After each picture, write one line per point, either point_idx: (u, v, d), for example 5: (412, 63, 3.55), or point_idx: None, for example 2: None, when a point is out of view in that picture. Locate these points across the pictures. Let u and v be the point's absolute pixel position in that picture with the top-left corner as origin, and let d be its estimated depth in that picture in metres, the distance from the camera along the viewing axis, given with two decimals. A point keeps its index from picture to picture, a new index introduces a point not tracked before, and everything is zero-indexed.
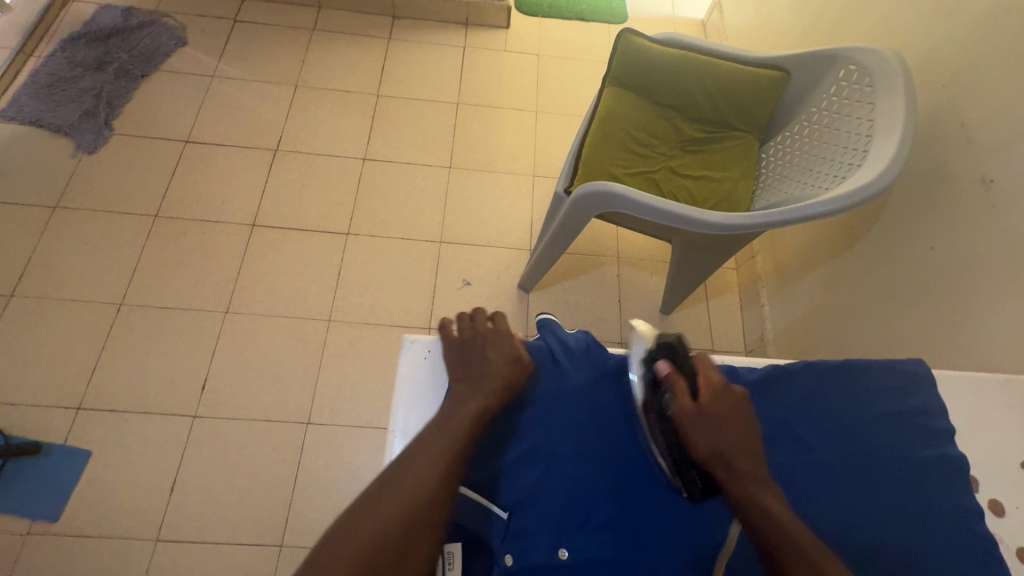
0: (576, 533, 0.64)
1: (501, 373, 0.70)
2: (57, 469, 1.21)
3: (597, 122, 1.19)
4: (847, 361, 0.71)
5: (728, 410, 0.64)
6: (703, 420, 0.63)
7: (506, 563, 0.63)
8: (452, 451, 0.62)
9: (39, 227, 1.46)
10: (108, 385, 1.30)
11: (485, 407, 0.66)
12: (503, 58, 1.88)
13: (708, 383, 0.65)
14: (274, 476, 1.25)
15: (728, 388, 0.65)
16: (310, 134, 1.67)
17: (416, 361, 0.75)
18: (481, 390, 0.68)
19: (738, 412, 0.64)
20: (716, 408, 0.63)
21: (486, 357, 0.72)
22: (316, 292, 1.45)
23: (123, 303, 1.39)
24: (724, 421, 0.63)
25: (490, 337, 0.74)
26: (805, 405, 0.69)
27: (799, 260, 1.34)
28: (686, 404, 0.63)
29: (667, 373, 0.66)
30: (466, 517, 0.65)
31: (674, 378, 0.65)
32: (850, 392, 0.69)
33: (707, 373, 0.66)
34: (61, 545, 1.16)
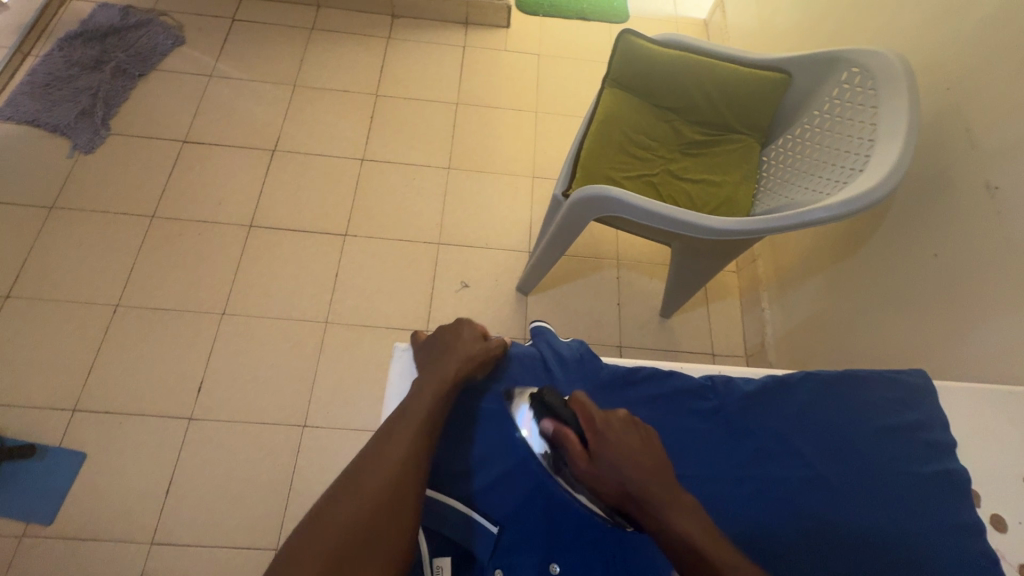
0: (567, 548, 0.64)
1: (465, 354, 0.71)
2: (52, 472, 1.21)
3: (596, 124, 1.17)
4: (845, 372, 0.70)
5: (616, 445, 0.60)
6: (598, 470, 0.60)
7: None
8: (420, 433, 0.62)
9: (35, 227, 1.45)
10: (104, 387, 1.30)
11: (446, 380, 0.67)
12: (503, 57, 1.86)
13: (589, 423, 0.63)
14: (270, 480, 1.25)
15: (611, 420, 0.63)
16: (308, 134, 1.65)
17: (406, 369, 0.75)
18: (441, 371, 0.68)
19: (632, 441, 0.61)
20: (604, 450, 0.60)
21: (450, 346, 0.72)
22: (313, 293, 1.44)
23: (119, 304, 1.39)
24: (617, 460, 0.60)
25: (448, 330, 0.75)
26: (803, 417, 0.68)
27: (801, 265, 1.33)
28: (578, 458, 0.61)
29: (554, 431, 0.64)
30: (455, 530, 0.63)
31: (559, 433, 0.63)
32: (850, 404, 0.68)
33: (586, 413, 0.63)
34: (55, 548, 1.15)
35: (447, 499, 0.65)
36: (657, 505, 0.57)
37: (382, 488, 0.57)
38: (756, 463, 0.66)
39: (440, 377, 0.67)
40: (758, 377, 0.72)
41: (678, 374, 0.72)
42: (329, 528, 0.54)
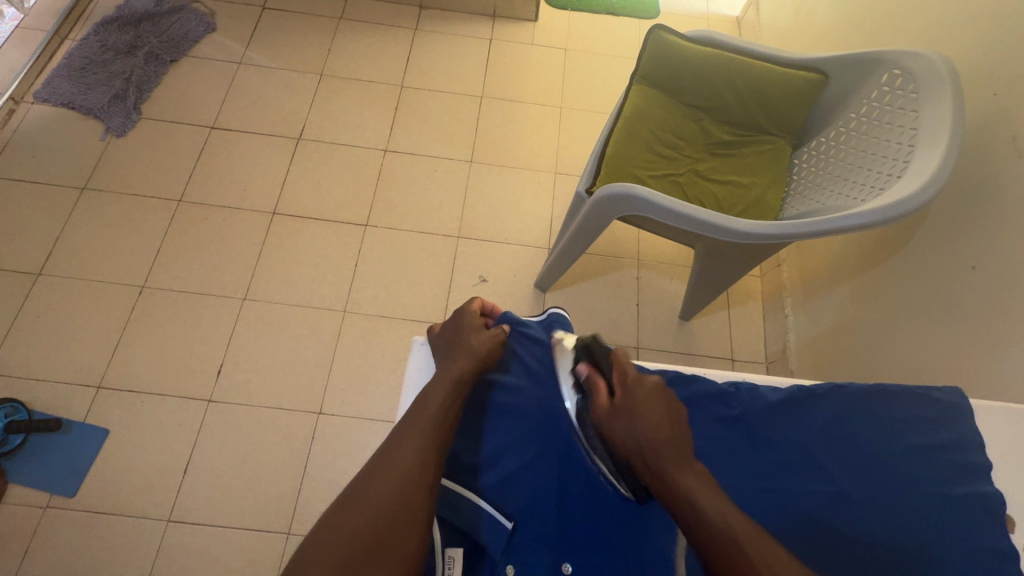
0: (580, 549, 0.63)
1: (474, 347, 0.71)
2: (76, 446, 1.24)
3: (622, 120, 1.15)
4: (876, 385, 0.68)
5: (643, 402, 0.62)
6: (618, 420, 0.61)
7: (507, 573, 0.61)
8: (441, 419, 0.63)
9: (67, 207, 1.49)
10: (128, 366, 1.33)
11: (458, 372, 0.68)
12: (529, 51, 1.84)
13: (621, 380, 0.64)
14: (284, 465, 1.26)
15: (645, 382, 0.64)
16: (333, 124, 1.66)
17: (426, 359, 0.76)
18: (460, 363, 0.69)
19: (659, 404, 0.62)
20: (630, 402, 0.62)
21: (459, 339, 0.72)
22: (333, 282, 1.45)
23: (144, 285, 1.42)
24: (640, 415, 0.60)
25: (458, 321, 0.75)
26: (832, 430, 0.66)
27: (829, 271, 1.29)
28: (601, 404, 0.63)
29: (586, 376, 0.66)
30: (469, 524, 0.63)
31: (590, 379, 0.65)
32: (879, 420, 0.66)
33: (621, 371, 0.65)
34: (77, 520, 1.18)
35: (463, 489, 0.64)
36: (665, 465, 0.57)
37: (409, 467, 0.58)
38: (779, 473, 0.64)
39: (450, 373, 0.67)
40: (785, 387, 0.70)
41: (700, 379, 0.70)
42: (359, 510, 0.55)
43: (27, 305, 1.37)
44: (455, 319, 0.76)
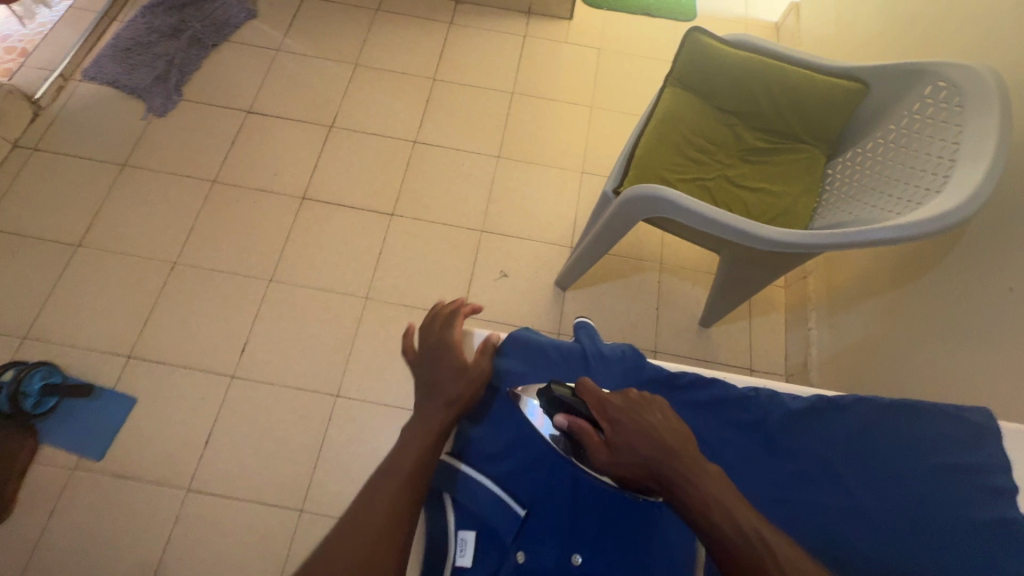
0: (592, 541, 0.62)
1: (451, 393, 0.64)
2: (105, 411, 1.29)
3: (654, 121, 1.15)
4: (901, 401, 0.66)
5: (632, 427, 0.58)
6: (620, 458, 0.57)
7: (517, 560, 0.61)
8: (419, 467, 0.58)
9: (108, 182, 1.54)
10: (157, 338, 1.37)
11: (432, 429, 0.61)
12: (562, 49, 1.84)
13: (601, 411, 0.60)
14: (300, 445, 1.29)
15: (622, 403, 0.60)
16: (365, 114, 1.69)
17: None
18: (443, 399, 0.63)
19: (647, 419, 0.58)
20: (622, 437, 0.57)
21: (434, 380, 0.65)
22: (356, 269, 1.48)
23: (176, 262, 1.46)
24: (637, 445, 0.57)
25: (433, 351, 0.67)
26: (852, 443, 0.65)
27: (858, 286, 1.26)
28: (597, 448, 0.58)
29: (567, 426, 0.60)
30: (483, 509, 0.62)
31: (573, 426, 0.60)
32: (902, 438, 0.64)
33: (597, 400, 0.60)
34: (103, 483, 1.23)
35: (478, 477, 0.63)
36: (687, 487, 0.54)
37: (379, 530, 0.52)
38: (794, 484, 0.64)
39: (425, 429, 0.60)
40: (807, 396, 0.69)
41: (720, 382, 0.69)
42: None
43: (66, 275, 1.42)
44: (431, 344, 0.68)
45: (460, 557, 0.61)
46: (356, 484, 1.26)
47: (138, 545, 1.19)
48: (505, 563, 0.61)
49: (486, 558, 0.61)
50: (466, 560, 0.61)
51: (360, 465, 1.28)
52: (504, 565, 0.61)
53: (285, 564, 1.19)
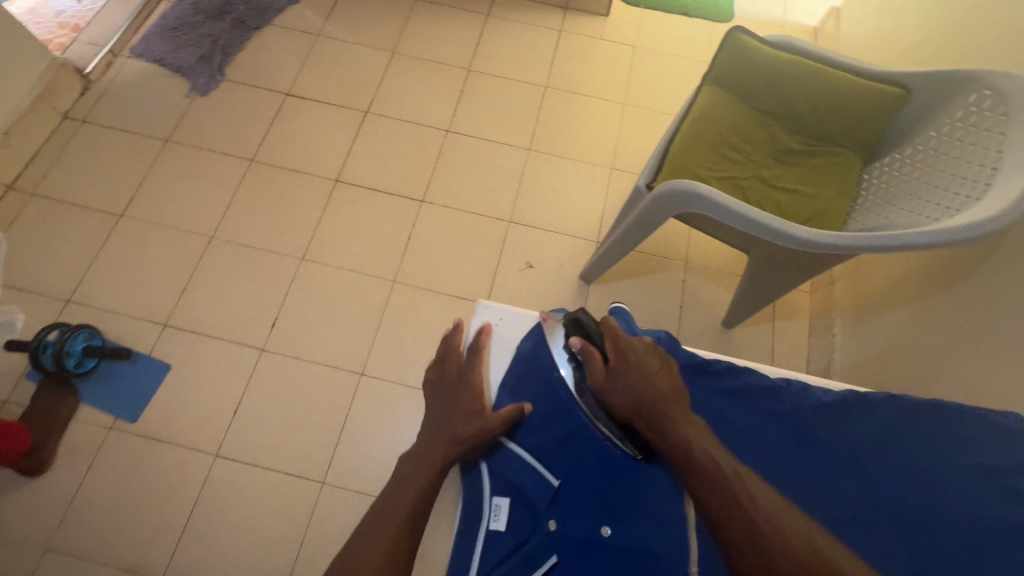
0: (624, 516, 0.62)
1: (456, 431, 0.65)
2: (141, 376, 1.34)
3: (690, 118, 1.15)
4: (935, 402, 0.67)
5: (636, 362, 0.65)
6: (616, 383, 0.65)
7: (549, 528, 0.62)
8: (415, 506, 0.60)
9: (151, 156, 1.59)
10: (192, 308, 1.42)
11: (432, 471, 0.63)
12: (597, 45, 1.85)
13: (614, 345, 0.67)
14: (325, 420, 1.33)
15: (636, 344, 0.68)
16: (399, 101, 1.72)
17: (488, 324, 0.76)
18: (448, 437, 0.65)
19: (651, 361, 0.66)
20: (624, 366, 0.65)
21: (445, 418, 0.67)
22: (385, 252, 1.51)
23: (213, 237, 1.51)
24: (635, 375, 0.64)
25: (453, 387, 0.70)
26: (880, 436, 0.66)
27: (886, 293, 1.26)
28: (597, 370, 0.66)
29: (580, 347, 0.68)
30: (518, 477, 0.64)
31: (584, 349, 0.68)
32: (934, 437, 0.65)
33: (614, 336, 0.68)
34: (136, 444, 1.28)
35: (515, 449, 0.66)
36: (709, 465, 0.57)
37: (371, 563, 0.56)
38: (821, 476, 0.64)
39: (426, 467, 0.63)
40: (837, 390, 0.70)
41: (753, 372, 0.71)
42: None
43: (109, 244, 1.48)
44: (451, 380, 0.71)
45: (493, 521, 0.63)
46: (376, 460, 1.30)
47: (167, 506, 1.24)
48: (538, 530, 0.62)
49: (520, 524, 0.63)
50: (500, 524, 0.63)
51: (381, 443, 1.31)
52: (536, 532, 0.62)
53: (305, 533, 1.23)
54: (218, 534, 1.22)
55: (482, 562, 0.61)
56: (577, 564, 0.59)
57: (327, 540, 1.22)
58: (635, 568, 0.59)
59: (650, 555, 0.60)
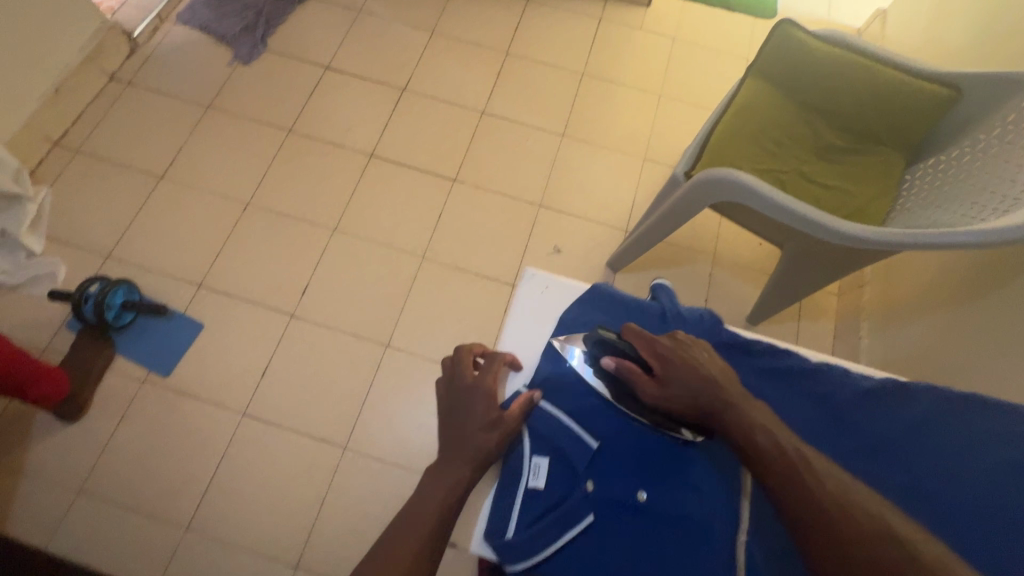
0: (660, 482, 0.63)
1: (474, 446, 0.64)
2: (175, 333, 1.38)
3: (733, 109, 1.15)
4: (980, 397, 0.65)
5: (680, 364, 0.66)
6: (669, 391, 0.64)
7: (586, 489, 0.63)
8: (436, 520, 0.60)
9: (192, 121, 1.62)
10: (226, 271, 1.46)
11: (456, 485, 0.62)
12: (637, 35, 1.84)
13: (651, 351, 0.67)
14: (349, 388, 1.35)
15: (669, 343, 0.67)
16: (436, 80, 1.73)
17: (534, 291, 0.78)
18: (464, 451, 0.64)
19: (694, 356, 0.66)
20: (672, 373, 0.65)
21: (464, 430, 0.65)
22: (416, 228, 1.53)
23: (249, 203, 1.53)
24: (686, 378, 0.65)
25: (467, 396, 0.68)
26: (921, 426, 0.65)
27: (919, 298, 1.24)
28: (647, 384, 0.65)
29: (618, 366, 0.66)
30: (558, 438, 0.66)
31: (624, 367, 0.66)
32: (976, 431, 0.64)
33: (646, 342, 0.67)
34: (168, 398, 1.32)
35: (556, 414, 0.67)
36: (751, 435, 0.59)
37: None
38: (856, 458, 0.65)
39: (448, 482, 0.62)
40: (878, 378, 0.69)
41: (793, 353, 0.71)
42: None
43: (148, 204, 1.52)
44: (463, 390, 0.68)
45: (533, 479, 0.64)
46: (397, 430, 1.32)
47: (194, 459, 1.28)
48: (576, 490, 0.63)
49: (559, 484, 0.64)
50: (538, 482, 0.64)
51: (403, 413, 1.34)
52: (574, 492, 0.63)
53: (326, 494, 1.26)
54: (241, 490, 1.26)
55: (521, 517, 0.63)
56: (615, 527, 0.61)
57: (346, 503, 1.26)
58: (673, 534, 0.61)
59: (688, 523, 0.61)
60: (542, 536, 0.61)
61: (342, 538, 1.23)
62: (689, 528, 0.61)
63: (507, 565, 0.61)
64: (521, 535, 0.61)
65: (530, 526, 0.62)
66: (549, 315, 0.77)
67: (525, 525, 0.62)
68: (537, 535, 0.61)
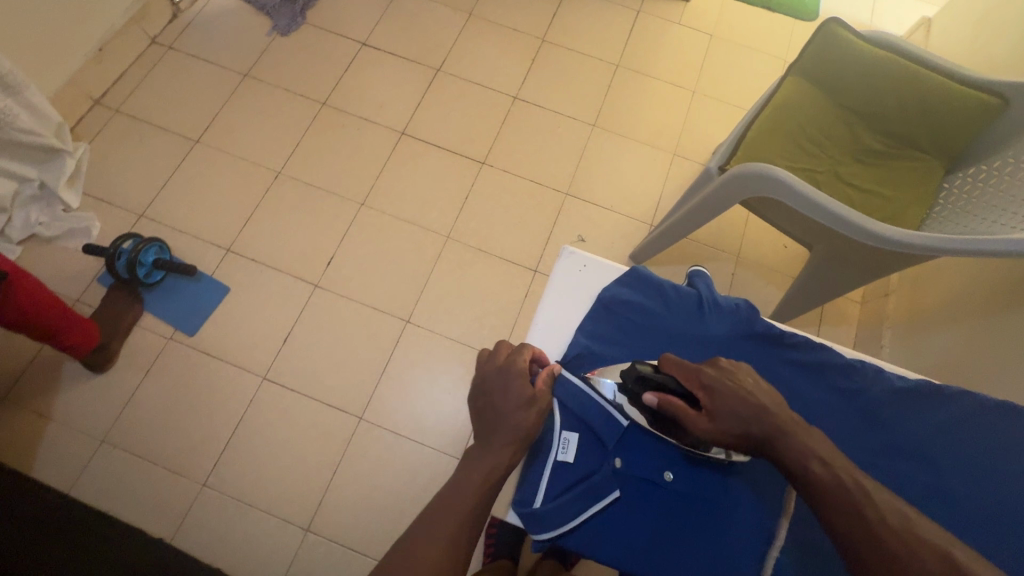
0: (686, 463, 0.66)
1: (511, 426, 0.63)
2: (202, 294, 1.41)
3: (774, 106, 1.14)
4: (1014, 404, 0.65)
5: (728, 392, 0.60)
6: (720, 424, 0.59)
7: (614, 465, 0.65)
8: (477, 496, 0.60)
9: (229, 88, 1.65)
10: (255, 238, 1.48)
11: (496, 465, 0.61)
12: (675, 30, 1.83)
13: (694, 382, 0.61)
14: (368, 360, 1.38)
15: (714, 372, 0.62)
16: (471, 63, 1.73)
17: (572, 268, 0.79)
18: (502, 433, 0.63)
19: (741, 383, 0.61)
20: (720, 404, 0.60)
21: (501, 412, 0.64)
22: (442, 208, 1.54)
23: (280, 173, 1.55)
24: (736, 407, 0.59)
25: (501, 377, 0.66)
26: (949, 427, 0.65)
27: (945, 310, 1.23)
28: (696, 420, 0.60)
29: (662, 404, 0.61)
30: (589, 414, 0.67)
31: (668, 404, 0.61)
32: (1008, 436, 0.63)
33: (688, 373, 0.62)
34: (192, 356, 1.35)
35: (588, 392, 0.67)
36: (782, 419, 0.59)
37: (433, 559, 0.55)
38: (881, 452, 0.65)
39: (487, 462, 0.62)
40: (910, 378, 0.69)
41: (827, 348, 0.70)
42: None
43: (182, 166, 1.54)
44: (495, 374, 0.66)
45: (562, 453, 0.66)
46: (412, 404, 1.34)
47: (214, 418, 1.31)
48: (604, 465, 0.65)
49: (588, 459, 0.66)
50: (568, 456, 0.66)
51: (419, 388, 1.36)
52: (602, 468, 0.65)
53: (339, 462, 1.29)
54: (258, 451, 1.29)
55: (550, 488, 0.65)
56: (640, 503, 0.64)
57: (358, 471, 1.28)
58: (694, 514, 0.64)
59: (708, 504, 0.64)
60: (570, 507, 0.63)
61: (353, 505, 1.25)
62: (707, 508, 0.64)
63: (534, 533, 0.63)
64: (550, 505, 0.63)
65: (558, 497, 0.64)
66: (584, 294, 0.78)
67: (553, 496, 0.64)
68: (565, 505, 0.63)
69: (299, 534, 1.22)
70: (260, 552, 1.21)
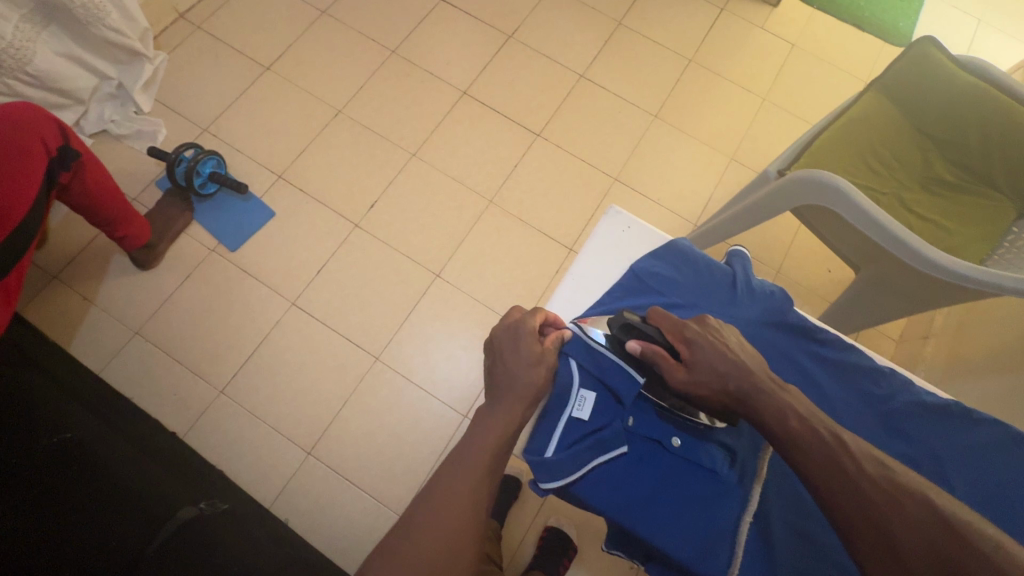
0: (694, 433, 0.67)
1: (519, 386, 0.65)
2: (249, 214, 1.46)
3: (848, 119, 1.10)
4: None
5: (707, 345, 0.62)
6: (696, 375, 0.61)
7: (627, 423, 0.67)
8: (493, 449, 0.62)
9: (306, 22, 1.68)
10: (307, 170, 1.52)
11: (509, 422, 0.63)
12: (756, 33, 1.78)
13: (676, 334, 0.64)
14: (393, 305, 1.41)
15: (698, 328, 0.64)
16: (543, 35, 1.72)
17: (617, 228, 0.84)
18: (512, 390, 0.65)
19: (721, 342, 0.63)
20: (698, 356, 0.61)
21: (509, 371, 0.67)
22: (489, 172, 1.55)
23: (339, 112, 1.59)
24: (714, 361, 0.61)
25: (511, 338, 0.68)
26: (976, 452, 0.63)
27: (986, 360, 1.18)
28: (672, 368, 0.62)
29: (642, 351, 0.64)
30: (607, 374, 0.68)
31: (648, 350, 0.63)
32: None
33: (673, 326, 0.64)
34: (229, 271, 1.41)
35: (596, 349, 0.69)
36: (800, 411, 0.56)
37: (467, 493, 0.59)
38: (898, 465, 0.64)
39: (505, 420, 0.63)
40: (940, 396, 0.67)
41: (856, 350, 0.70)
42: (420, 525, 0.57)
43: (250, 90, 1.59)
44: (509, 337, 0.69)
45: (577, 410, 0.67)
46: (427, 354, 1.37)
47: (240, 332, 1.36)
48: (616, 422, 0.67)
49: (602, 416, 0.67)
50: (584, 414, 0.67)
51: (437, 341, 1.38)
52: (614, 425, 0.67)
53: (350, 396, 1.33)
54: (276, 372, 1.33)
55: (561, 438, 0.66)
56: (645, 466, 0.65)
57: (365, 408, 1.32)
58: (697, 482, 0.65)
59: (711, 477, 0.65)
60: (579, 458, 0.64)
61: (355, 439, 1.29)
62: (710, 481, 0.65)
63: (540, 480, 0.64)
64: (560, 455, 0.64)
65: (568, 447, 0.65)
66: (621, 256, 0.83)
67: (563, 447, 0.66)
68: (575, 456, 0.64)
69: (301, 455, 1.27)
70: (261, 465, 1.26)
